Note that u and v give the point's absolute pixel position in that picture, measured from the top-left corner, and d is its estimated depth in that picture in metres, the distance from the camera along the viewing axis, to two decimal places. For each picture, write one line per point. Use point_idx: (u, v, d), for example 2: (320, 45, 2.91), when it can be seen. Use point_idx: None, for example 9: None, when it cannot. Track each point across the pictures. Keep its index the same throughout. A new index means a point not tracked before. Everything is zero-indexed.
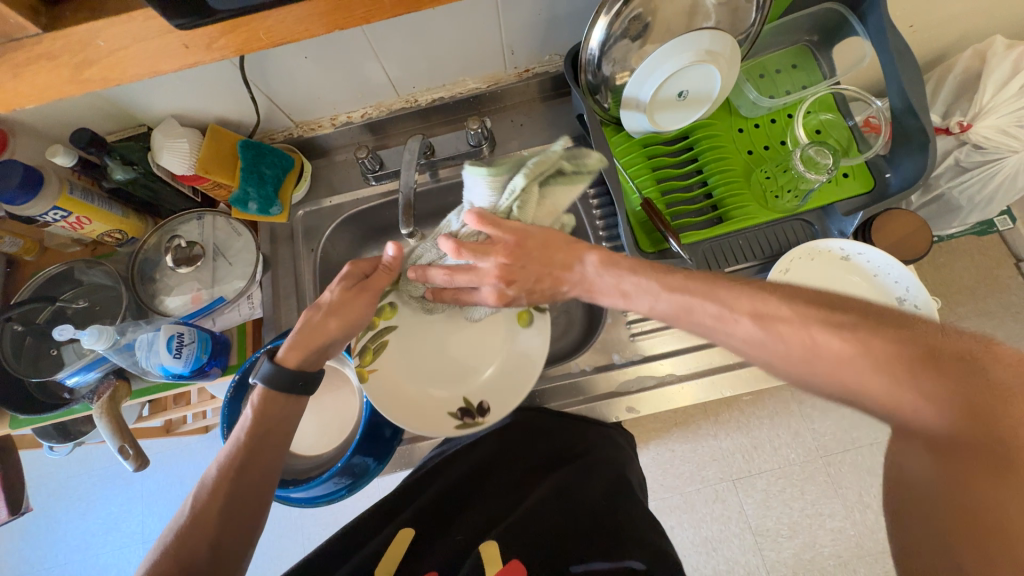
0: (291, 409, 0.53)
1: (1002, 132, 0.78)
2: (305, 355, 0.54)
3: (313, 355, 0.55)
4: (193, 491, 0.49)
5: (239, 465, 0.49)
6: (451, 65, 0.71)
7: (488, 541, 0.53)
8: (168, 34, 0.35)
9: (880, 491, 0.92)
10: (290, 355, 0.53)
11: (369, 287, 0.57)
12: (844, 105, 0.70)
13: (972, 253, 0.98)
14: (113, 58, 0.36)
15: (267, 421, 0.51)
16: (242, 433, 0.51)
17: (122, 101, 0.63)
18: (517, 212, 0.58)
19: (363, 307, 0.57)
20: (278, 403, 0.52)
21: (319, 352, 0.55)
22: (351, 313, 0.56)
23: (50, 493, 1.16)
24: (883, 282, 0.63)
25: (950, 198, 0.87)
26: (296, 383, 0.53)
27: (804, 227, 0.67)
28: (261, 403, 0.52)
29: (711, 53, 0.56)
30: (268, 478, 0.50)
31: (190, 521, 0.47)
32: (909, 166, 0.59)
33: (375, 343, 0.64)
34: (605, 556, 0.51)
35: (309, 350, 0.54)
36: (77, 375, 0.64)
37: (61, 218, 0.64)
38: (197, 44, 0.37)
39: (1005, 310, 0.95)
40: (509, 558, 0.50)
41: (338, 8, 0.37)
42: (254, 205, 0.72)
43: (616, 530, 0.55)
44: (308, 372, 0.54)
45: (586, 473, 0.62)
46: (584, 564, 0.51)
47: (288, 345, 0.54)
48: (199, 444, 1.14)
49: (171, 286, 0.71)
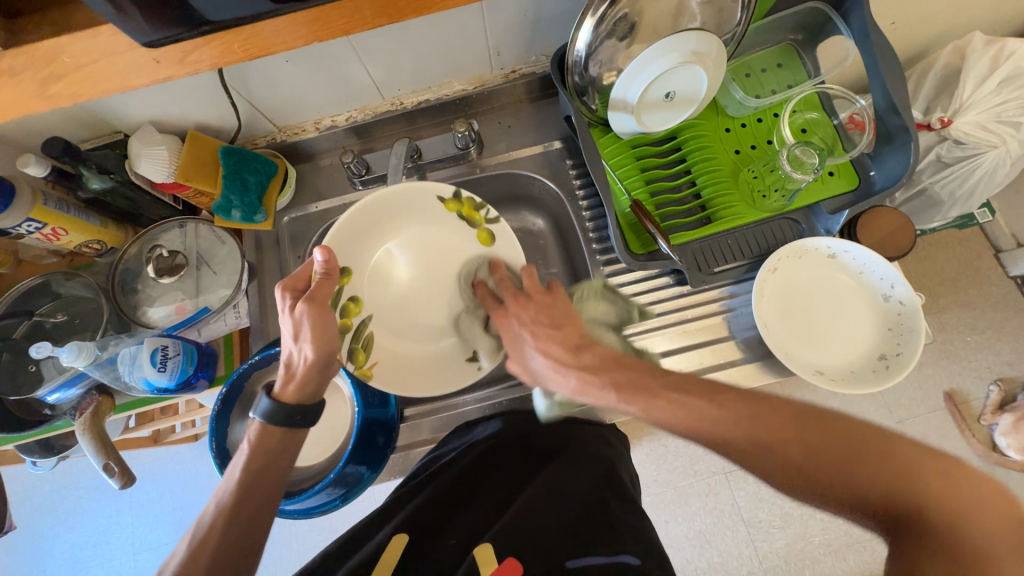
0: (291, 441, 0.54)
1: (981, 127, 0.80)
2: (301, 385, 0.54)
3: (310, 385, 0.54)
4: (188, 531, 0.48)
5: (237, 502, 0.49)
6: (436, 67, 0.70)
7: (482, 544, 0.52)
8: (137, 49, 0.34)
9: None
10: (288, 390, 0.54)
11: (313, 301, 0.53)
12: (828, 104, 0.70)
13: (953, 244, 1.00)
14: (81, 73, 0.34)
15: (263, 456, 0.51)
16: (237, 469, 0.51)
17: (95, 109, 0.61)
18: (585, 299, 0.61)
19: (328, 319, 0.54)
20: (277, 436, 0.53)
21: (313, 377, 0.54)
22: (313, 330, 0.53)
23: (35, 507, 1.13)
24: (869, 279, 0.64)
25: (932, 192, 0.88)
26: (295, 417, 0.53)
27: (791, 225, 0.67)
28: (257, 438, 0.52)
29: (698, 54, 0.56)
30: (263, 516, 0.50)
31: (187, 559, 0.46)
32: (893, 165, 0.59)
33: (360, 341, 0.64)
34: (597, 549, 0.52)
35: (306, 380, 0.54)
36: (59, 392, 0.63)
37: (37, 230, 0.62)
38: (168, 57, 0.35)
39: (985, 300, 0.97)
40: (503, 557, 0.51)
41: (319, 19, 0.35)
42: (238, 213, 0.69)
43: (611, 526, 0.55)
44: (307, 406, 0.54)
45: (579, 472, 0.60)
46: (579, 559, 0.51)
47: (283, 379, 0.54)
48: (189, 453, 1.12)
49: (153, 297, 0.69)
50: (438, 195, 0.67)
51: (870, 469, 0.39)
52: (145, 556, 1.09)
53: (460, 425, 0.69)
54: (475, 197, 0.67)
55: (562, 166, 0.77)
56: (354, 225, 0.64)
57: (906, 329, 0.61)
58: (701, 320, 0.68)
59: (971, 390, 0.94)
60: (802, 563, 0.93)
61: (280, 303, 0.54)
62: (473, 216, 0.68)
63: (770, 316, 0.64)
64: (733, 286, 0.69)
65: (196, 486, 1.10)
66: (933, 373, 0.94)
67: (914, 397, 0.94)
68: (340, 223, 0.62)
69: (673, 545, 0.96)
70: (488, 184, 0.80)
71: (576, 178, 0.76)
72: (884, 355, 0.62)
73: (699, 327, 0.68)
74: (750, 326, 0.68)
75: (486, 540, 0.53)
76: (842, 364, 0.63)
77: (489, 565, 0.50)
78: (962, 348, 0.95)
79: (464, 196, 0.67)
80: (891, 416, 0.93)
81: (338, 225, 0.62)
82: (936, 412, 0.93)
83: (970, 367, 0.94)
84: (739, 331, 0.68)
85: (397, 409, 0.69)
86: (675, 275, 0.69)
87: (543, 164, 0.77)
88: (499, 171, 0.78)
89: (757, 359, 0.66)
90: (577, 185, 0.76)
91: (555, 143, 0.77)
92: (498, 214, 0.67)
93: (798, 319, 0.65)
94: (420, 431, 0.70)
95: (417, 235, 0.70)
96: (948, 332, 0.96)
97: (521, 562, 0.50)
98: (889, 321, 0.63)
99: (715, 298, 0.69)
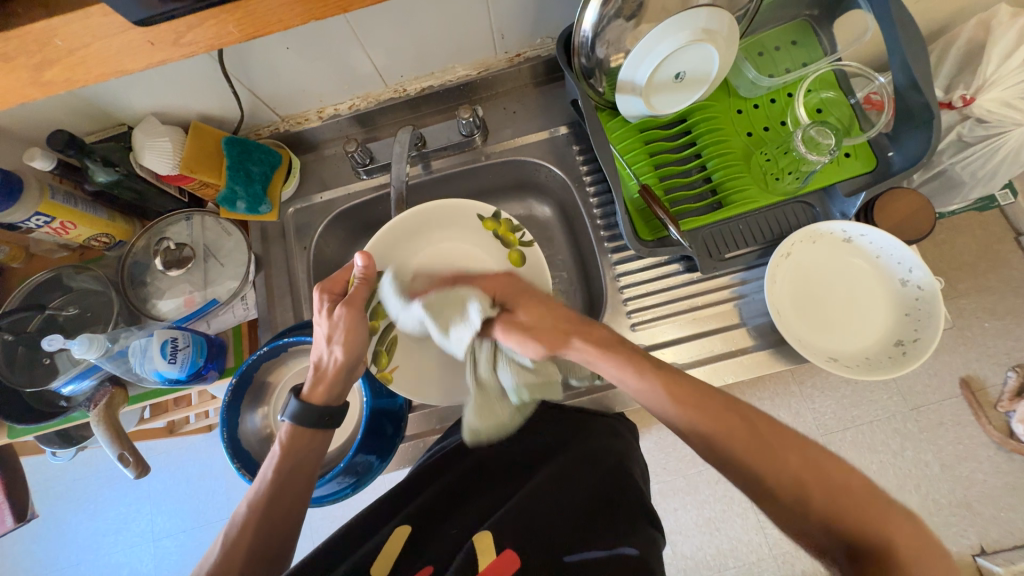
0: (319, 443, 0.55)
1: (1006, 105, 0.76)
2: (328, 387, 0.54)
3: (337, 388, 0.55)
4: (222, 532, 0.50)
5: (268, 502, 0.51)
6: (438, 52, 0.68)
7: (481, 533, 0.49)
8: (131, 32, 0.33)
9: (880, 468, 0.90)
10: (315, 391, 0.54)
11: (350, 304, 0.53)
12: (845, 82, 0.68)
13: (972, 227, 0.97)
14: (75, 58, 0.34)
15: (294, 457, 0.53)
16: (270, 470, 0.52)
17: (97, 99, 0.60)
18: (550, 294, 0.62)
19: (363, 325, 0.54)
20: (305, 437, 0.53)
21: (340, 380, 0.55)
22: (348, 335, 0.53)
23: (57, 495, 1.16)
24: (886, 263, 0.62)
25: (952, 173, 0.86)
26: (325, 417, 0.54)
27: (805, 209, 0.65)
28: (289, 439, 0.53)
29: (709, 31, 0.54)
30: (294, 516, 0.52)
31: (222, 556, 0.48)
32: (913, 144, 0.57)
33: (386, 344, 0.65)
34: (596, 543, 0.48)
35: (334, 381, 0.54)
36: (72, 384, 0.64)
37: (45, 224, 0.62)
38: (162, 40, 0.34)
39: (1004, 285, 0.94)
40: (502, 548, 0.47)
41: None
42: (242, 204, 0.70)
43: (610, 521, 0.52)
44: (334, 407, 0.55)
45: (578, 471, 0.58)
46: (577, 553, 0.47)
47: (312, 380, 0.55)
48: (203, 444, 1.13)
49: (162, 289, 0.70)
50: (478, 215, 0.70)
51: (852, 498, 0.39)
52: (164, 543, 1.12)
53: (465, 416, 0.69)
54: (513, 220, 0.69)
55: (568, 153, 0.76)
56: (393, 233, 0.68)
57: (924, 315, 0.59)
58: (712, 307, 0.67)
59: (988, 376, 0.91)
60: None
61: (317, 305, 0.55)
62: (508, 235, 0.70)
63: (782, 302, 0.63)
64: (745, 272, 0.67)
65: (211, 476, 1.12)
66: (949, 360, 0.92)
67: (929, 384, 0.92)
68: (378, 233, 0.66)
69: (681, 532, 0.96)
70: (494, 171, 0.79)
71: (583, 164, 0.75)
72: (901, 341, 0.60)
73: (711, 314, 0.67)
74: (762, 313, 0.66)
75: (486, 529, 0.50)
76: (857, 350, 0.62)
77: (486, 554, 0.46)
78: (979, 334, 0.93)
79: (503, 217, 0.70)
80: (904, 403, 0.92)
81: (378, 233, 0.66)
82: (952, 399, 0.91)
83: (988, 353, 0.92)
84: (750, 318, 0.67)
85: (405, 398, 0.68)
86: (685, 261, 0.68)
87: (549, 150, 0.76)
88: (504, 158, 0.76)
89: (769, 346, 0.65)
90: (584, 171, 0.75)
91: (561, 128, 0.76)
92: (533, 238, 0.69)
93: (812, 305, 0.63)
94: (427, 420, 0.70)
95: (446, 247, 0.72)
96: (966, 318, 0.94)
97: (523, 558, 0.46)
98: (907, 306, 0.61)
99: (727, 285, 0.68)
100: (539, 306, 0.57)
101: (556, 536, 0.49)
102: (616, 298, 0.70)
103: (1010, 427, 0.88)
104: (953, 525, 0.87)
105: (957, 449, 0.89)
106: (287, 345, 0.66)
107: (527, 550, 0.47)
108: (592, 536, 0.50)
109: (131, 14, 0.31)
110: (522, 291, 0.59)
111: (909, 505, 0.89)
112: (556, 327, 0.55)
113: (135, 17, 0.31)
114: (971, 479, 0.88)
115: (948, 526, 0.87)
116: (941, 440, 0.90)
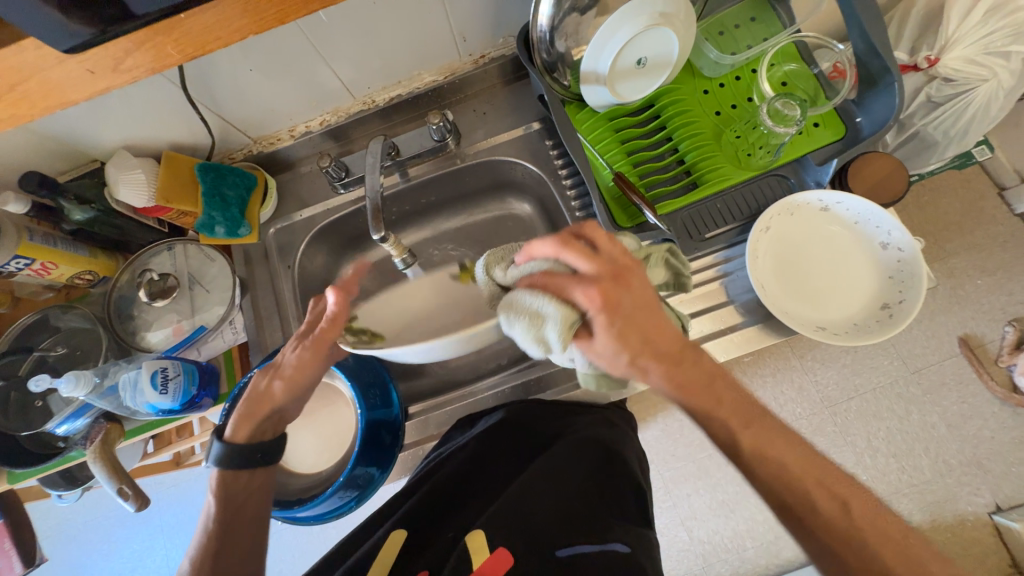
0: (256, 482, 0.55)
1: (970, 62, 0.77)
2: (247, 425, 0.54)
3: (257, 426, 0.55)
4: None
5: (214, 550, 0.51)
6: (402, 61, 0.69)
7: (473, 532, 0.49)
8: (69, 62, 0.33)
9: (886, 434, 0.90)
10: (238, 428, 0.54)
11: (314, 348, 0.52)
12: (807, 53, 0.68)
13: (954, 186, 0.98)
14: (16, 93, 0.34)
15: (231, 502, 0.53)
16: (208, 518, 0.52)
17: (65, 136, 0.61)
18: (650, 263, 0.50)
19: (314, 370, 0.53)
20: (239, 480, 0.53)
21: (262, 418, 0.54)
22: (290, 377, 0.53)
23: (69, 539, 1.16)
24: (865, 229, 0.63)
25: (925, 134, 0.86)
26: (255, 454, 0.54)
27: (780, 181, 0.65)
28: (220, 486, 0.53)
29: (665, 15, 0.55)
30: (244, 563, 0.52)
31: None
32: (879, 108, 0.58)
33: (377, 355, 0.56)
34: (588, 538, 0.49)
35: (253, 419, 0.54)
36: (66, 423, 0.64)
37: (26, 266, 0.62)
38: (102, 67, 0.35)
39: (993, 240, 0.95)
40: (497, 546, 0.47)
41: (247, 10, 0.34)
42: (221, 228, 0.70)
43: (600, 517, 0.52)
44: (261, 445, 0.54)
45: (568, 467, 0.58)
46: (570, 547, 0.48)
47: (236, 416, 0.54)
48: (209, 474, 1.12)
49: (150, 321, 0.70)
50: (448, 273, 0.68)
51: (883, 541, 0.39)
52: None
53: (462, 420, 0.68)
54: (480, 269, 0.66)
55: (542, 148, 0.76)
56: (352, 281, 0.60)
57: (907, 276, 0.60)
58: (698, 287, 0.67)
59: (986, 333, 0.91)
60: None
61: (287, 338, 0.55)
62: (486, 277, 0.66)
63: (765, 277, 0.63)
64: (727, 250, 0.67)
65: None
66: (945, 320, 0.93)
67: (928, 346, 0.92)
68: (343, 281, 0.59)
69: (696, 518, 0.94)
70: (470, 174, 0.79)
71: (557, 158, 0.75)
72: (887, 304, 0.60)
73: (697, 294, 0.67)
74: (748, 289, 0.66)
75: (479, 527, 0.50)
76: (844, 318, 0.62)
77: (480, 554, 0.46)
78: (972, 292, 0.93)
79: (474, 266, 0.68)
80: (905, 367, 0.92)
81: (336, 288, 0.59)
82: (952, 358, 0.91)
83: (983, 310, 0.92)
84: (738, 295, 0.67)
85: (400, 408, 0.68)
86: None
87: (522, 148, 0.76)
88: (479, 159, 0.77)
89: (757, 321, 0.65)
90: (559, 165, 0.75)
91: (533, 124, 0.76)
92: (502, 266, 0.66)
93: (796, 277, 0.63)
94: (425, 427, 0.70)
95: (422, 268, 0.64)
96: (957, 277, 0.94)
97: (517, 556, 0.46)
98: (889, 270, 0.61)
99: (710, 266, 0.67)
100: (649, 314, 0.43)
101: (548, 532, 0.50)
102: None
103: (1012, 381, 0.88)
104: (966, 484, 0.87)
105: (962, 408, 0.89)
106: None
107: (521, 546, 0.47)
108: (585, 531, 0.50)
109: (60, 41, 0.31)
110: (645, 287, 0.44)
111: (920, 469, 0.89)
112: (671, 333, 0.44)
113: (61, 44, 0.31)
114: (978, 437, 0.88)
115: (960, 486, 0.87)
116: (945, 401, 0.90)
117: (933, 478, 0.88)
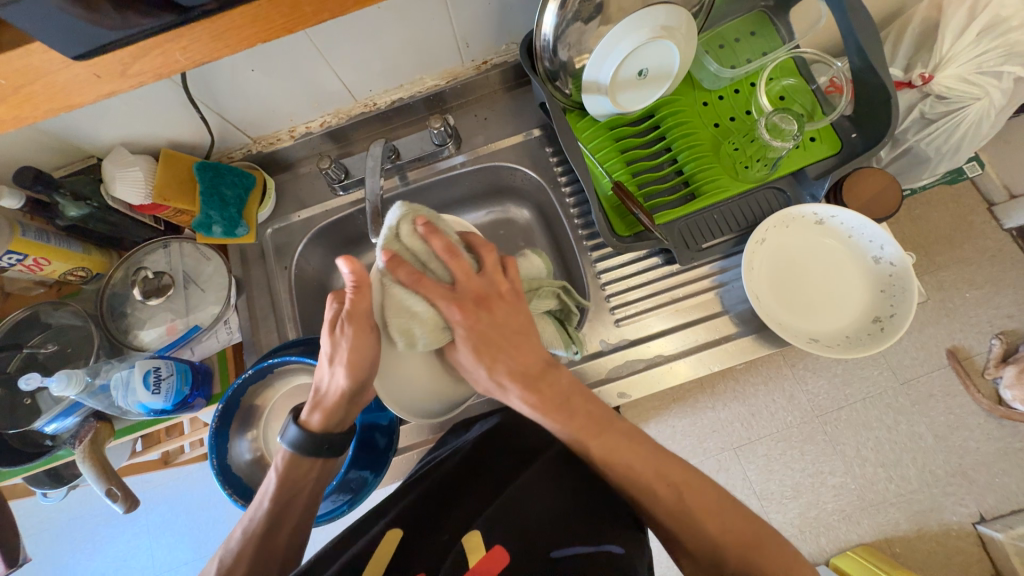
0: (319, 471, 0.54)
1: (963, 80, 0.78)
2: (326, 414, 0.52)
3: (336, 415, 0.53)
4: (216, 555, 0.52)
5: (264, 531, 0.51)
6: (404, 64, 0.69)
7: (471, 532, 0.50)
8: (75, 66, 0.34)
9: (875, 444, 0.91)
10: (314, 418, 0.53)
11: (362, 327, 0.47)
12: (805, 69, 0.69)
13: (946, 201, 1.00)
14: (20, 95, 0.34)
15: (288, 490, 0.52)
16: (266, 500, 0.52)
17: (63, 132, 0.60)
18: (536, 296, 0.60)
19: (367, 350, 0.48)
20: (303, 466, 0.52)
21: (339, 407, 0.52)
22: (351, 361, 0.48)
23: (53, 537, 1.14)
24: (858, 243, 0.64)
25: (918, 150, 0.87)
26: (323, 445, 0.52)
27: (776, 195, 0.66)
28: (285, 467, 0.52)
29: (667, 28, 0.55)
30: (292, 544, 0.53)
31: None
32: (875, 125, 0.59)
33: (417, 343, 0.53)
34: (582, 539, 0.50)
35: (332, 409, 0.52)
36: (55, 422, 0.64)
37: (18, 262, 0.61)
38: (109, 72, 0.35)
39: (982, 255, 0.96)
40: (492, 545, 0.48)
41: (258, 18, 0.35)
42: (218, 227, 0.70)
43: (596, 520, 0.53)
44: (333, 436, 0.53)
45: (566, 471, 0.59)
46: (563, 548, 0.49)
47: (311, 406, 0.53)
48: (198, 473, 1.11)
49: (143, 319, 0.69)
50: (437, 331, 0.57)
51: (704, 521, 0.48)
52: None
53: (456, 424, 0.69)
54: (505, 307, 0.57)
55: (542, 155, 0.76)
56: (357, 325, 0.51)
57: (899, 291, 0.61)
58: (694, 296, 0.68)
59: (974, 345, 0.93)
60: (817, 531, 0.91)
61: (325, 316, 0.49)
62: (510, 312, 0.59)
63: (760, 287, 0.63)
64: (723, 261, 0.68)
65: (210, 504, 1.10)
66: (934, 332, 0.94)
67: (917, 358, 0.93)
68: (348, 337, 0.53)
69: None
70: (469, 179, 0.79)
71: (556, 164, 0.75)
72: (878, 317, 0.61)
73: (692, 304, 0.68)
74: (742, 299, 0.67)
75: (476, 528, 0.50)
76: (838, 330, 0.63)
77: (477, 552, 0.48)
78: (961, 305, 0.95)
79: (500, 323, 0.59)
80: (895, 378, 0.93)
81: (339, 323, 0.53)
82: (940, 370, 0.92)
83: (971, 323, 0.94)
84: (732, 306, 0.68)
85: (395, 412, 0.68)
86: (663, 254, 0.69)
87: (523, 154, 0.77)
88: (478, 164, 0.77)
89: (752, 331, 0.66)
90: (558, 172, 0.75)
91: (533, 131, 0.76)
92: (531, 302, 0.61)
93: (790, 288, 0.64)
94: (418, 431, 0.70)
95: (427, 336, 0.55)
96: (946, 290, 0.96)
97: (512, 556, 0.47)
98: (881, 283, 0.62)
99: (707, 274, 0.69)
100: (498, 337, 0.52)
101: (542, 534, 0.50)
102: (599, 294, 0.70)
103: (999, 394, 0.90)
104: (951, 494, 0.89)
105: (949, 419, 0.91)
106: (271, 366, 0.66)
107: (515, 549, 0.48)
108: (580, 532, 0.51)
109: (69, 49, 0.32)
110: (507, 312, 0.53)
111: (906, 479, 0.90)
112: (531, 353, 0.53)
113: (71, 52, 0.32)
114: (964, 447, 0.90)
115: (947, 496, 0.89)
116: (932, 412, 0.91)
117: (919, 487, 0.89)
